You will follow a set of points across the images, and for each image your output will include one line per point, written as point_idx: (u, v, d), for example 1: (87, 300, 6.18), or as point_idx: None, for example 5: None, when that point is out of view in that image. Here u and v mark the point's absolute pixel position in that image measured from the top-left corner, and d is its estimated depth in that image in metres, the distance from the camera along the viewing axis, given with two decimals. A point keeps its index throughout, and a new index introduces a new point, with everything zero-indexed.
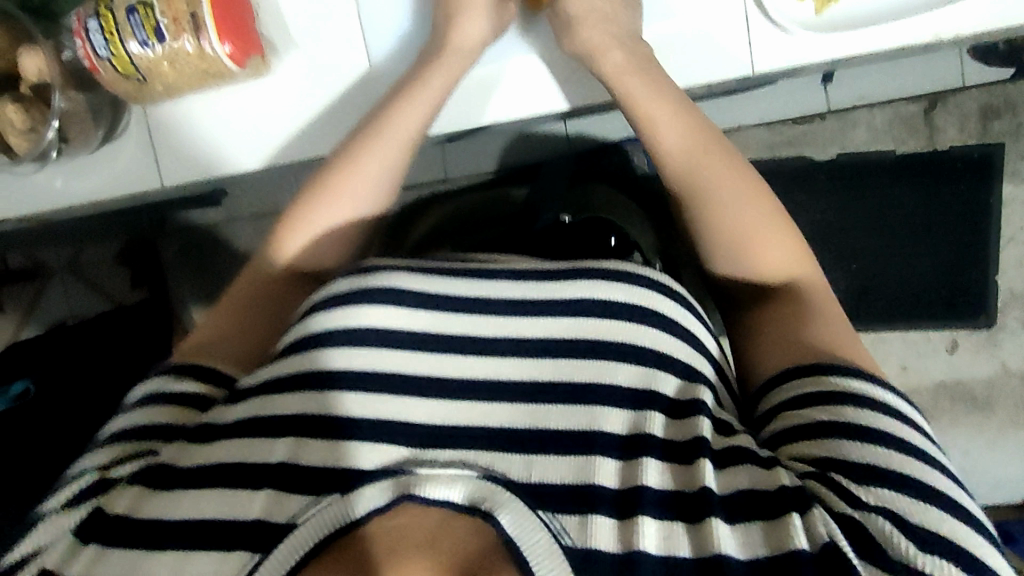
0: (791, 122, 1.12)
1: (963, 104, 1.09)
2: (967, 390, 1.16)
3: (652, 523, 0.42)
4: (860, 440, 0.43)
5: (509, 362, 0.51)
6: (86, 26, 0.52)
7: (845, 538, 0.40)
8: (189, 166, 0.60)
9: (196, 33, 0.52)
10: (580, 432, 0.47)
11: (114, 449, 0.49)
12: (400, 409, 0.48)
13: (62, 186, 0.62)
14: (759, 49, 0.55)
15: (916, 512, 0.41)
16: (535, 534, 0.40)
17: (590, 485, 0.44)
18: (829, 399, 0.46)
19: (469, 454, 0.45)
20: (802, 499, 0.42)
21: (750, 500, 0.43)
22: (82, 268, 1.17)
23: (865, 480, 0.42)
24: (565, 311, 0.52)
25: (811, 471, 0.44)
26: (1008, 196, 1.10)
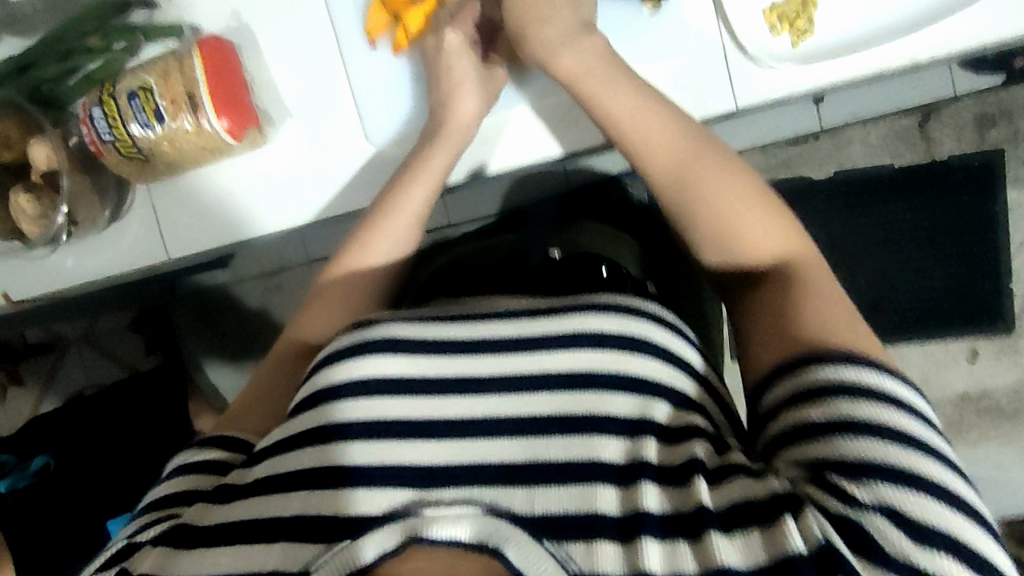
0: (786, 145, 1.13)
1: (959, 115, 1.09)
2: (993, 400, 1.13)
3: (654, 544, 0.41)
4: (849, 432, 0.41)
5: (508, 399, 0.49)
6: (91, 114, 0.55)
7: (838, 536, 0.39)
8: (193, 237, 0.62)
9: (194, 112, 0.54)
10: (577, 461, 0.46)
11: (146, 515, 0.51)
12: (403, 453, 0.47)
13: (72, 266, 0.64)
14: (742, 85, 0.55)
15: (911, 506, 0.39)
16: (543, 565, 0.40)
17: (593, 512, 0.43)
18: (817, 396, 0.43)
19: (470, 492, 0.45)
20: (794, 503, 0.40)
21: (747, 509, 0.41)
22: (99, 337, 1.19)
23: (860, 478, 0.40)
24: (549, 343, 0.51)
25: (804, 473, 0.42)
26: (1015, 202, 1.09)
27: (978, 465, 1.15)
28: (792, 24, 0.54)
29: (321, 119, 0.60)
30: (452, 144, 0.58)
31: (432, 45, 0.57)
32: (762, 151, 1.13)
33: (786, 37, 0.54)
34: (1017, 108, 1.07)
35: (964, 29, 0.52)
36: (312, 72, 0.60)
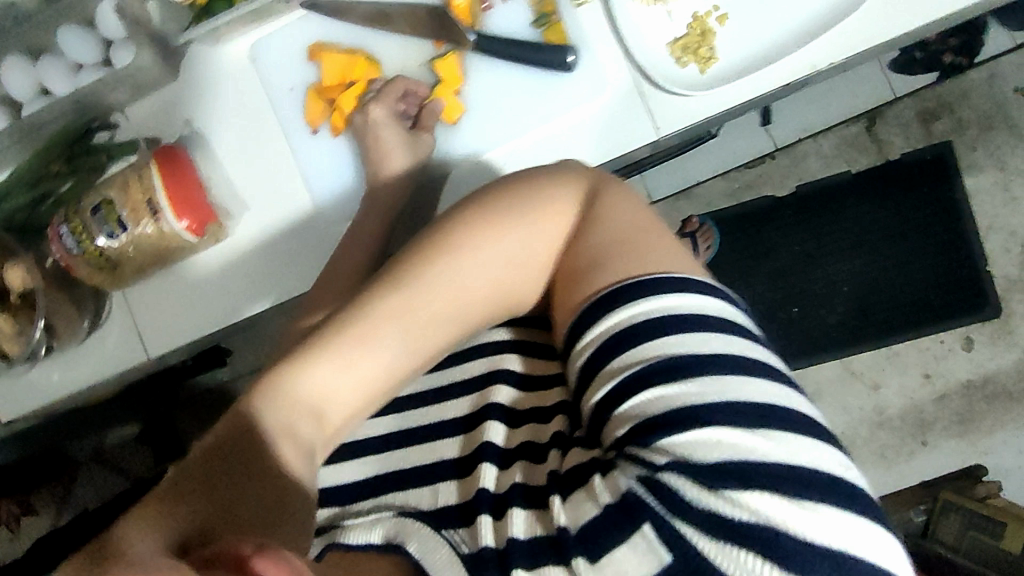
0: (743, 168, 1.17)
1: (902, 114, 1.13)
2: (997, 385, 1.12)
3: (521, 512, 0.39)
4: (643, 404, 0.38)
5: (437, 409, 0.51)
6: (59, 233, 0.58)
7: (645, 490, 0.36)
8: (169, 333, 0.64)
9: (154, 216, 0.57)
10: (473, 452, 0.45)
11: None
12: (339, 474, 0.50)
13: (58, 379, 0.66)
14: (659, 118, 0.58)
15: (714, 451, 0.36)
16: (437, 552, 0.38)
17: (476, 492, 0.42)
18: (591, 371, 0.41)
19: (393, 497, 0.46)
20: (607, 463, 0.38)
21: (589, 467, 0.40)
22: (108, 453, 1.16)
23: (660, 444, 0.37)
24: (462, 356, 0.52)
25: (612, 455, 0.39)
26: (973, 188, 1.13)
27: (998, 455, 1.12)
28: (696, 54, 0.58)
29: (268, 195, 0.63)
30: (386, 212, 0.60)
31: (360, 121, 0.61)
32: (723, 178, 1.17)
33: (693, 66, 0.58)
34: (956, 102, 1.13)
35: (853, 33, 0.56)
36: (262, 159, 0.64)
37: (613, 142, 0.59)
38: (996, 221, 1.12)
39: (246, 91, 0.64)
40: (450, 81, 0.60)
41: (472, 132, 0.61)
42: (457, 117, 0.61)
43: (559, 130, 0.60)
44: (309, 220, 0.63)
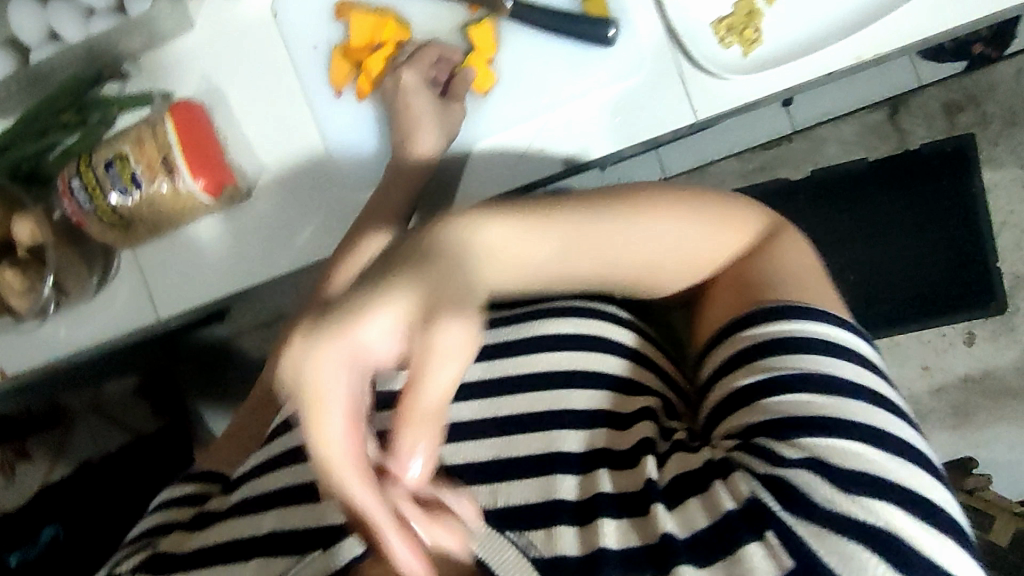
0: (760, 150, 1.16)
1: (927, 105, 1.13)
2: (996, 379, 1.13)
3: (607, 523, 0.44)
4: (786, 404, 0.43)
5: (485, 405, 0.52)
6: (71, 187, 0.58)
7: (763, 491, 0.41)
8: (178, 296, 0.63)
9: (169, 172, 0.56)
10: (543, 454, 0.48)
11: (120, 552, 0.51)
12: None
13: (66, 334, 0.65)
14: (698, 100, 0.56)
15: (841, 459, 0.41)
16: (505, 553, 0.42)
17: (554, 500, 0.45)
18: (740, 363, 0.46)
19: (444, 492, 0.47)
20: (725, 468, 0.43)
21: (689, 481, 0.45)
22: (109, 406, 1.15)
23: (791, 439, 0.42)
24: (516, 351, 0.54)
25: (737, 443, 0.45)
26: (990, 182, 1.13)
27: (991, 447, 1.14)
28: (741, 35, 0.56)
29: (290, 154, 0.62)
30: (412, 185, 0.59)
31: (389, 85, 0.58)
32: (738, 159, 1.16)
33: (737, 47, 0.56)
34: (985, 94, 1.12)
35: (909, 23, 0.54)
36: (283, 117, 0.62)
37: (649, 123, 0.57)
38: (1011, 216, 1.12)
39: (269, 50, 0.62)
40: (483, 50, 0.58)
41: (503, 104, 0.59)
42: (489, 87, 0.59)
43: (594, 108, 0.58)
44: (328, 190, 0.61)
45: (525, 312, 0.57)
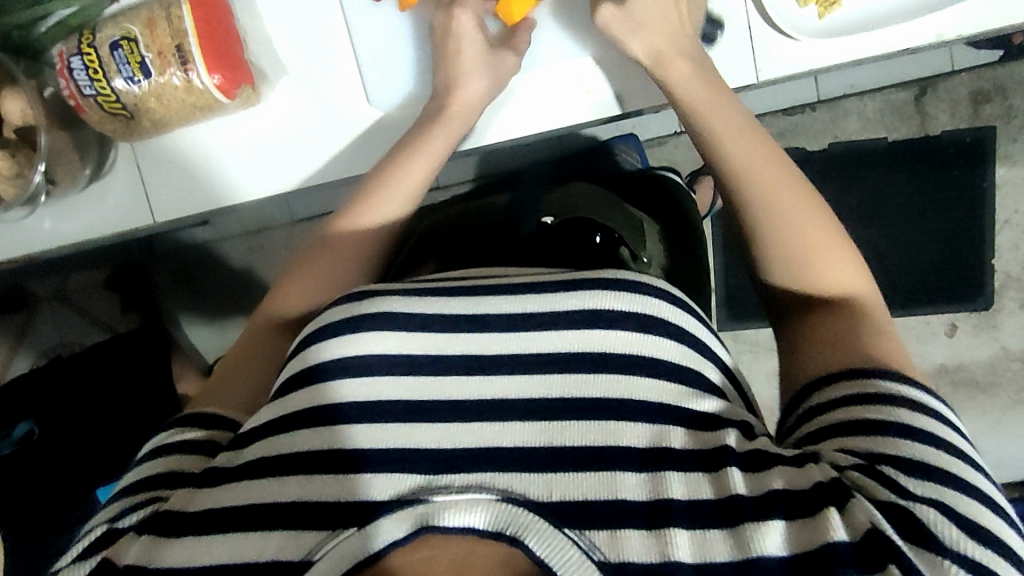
0: (782, 114, 1.11)
1: (953, 91, 1.09)
2: (968, 373, 1.16)
3: (682, 533, 0.41)
4: (910, 447, 0.42)
5: (525, 381, 0.49)
6: (70, 65, 0.54)
7: (886, 523, 0.40)
8: (182, 199, 0.64)
9: (183, 66, 0.54)
10: (598, 449, 0.45)
11: (122, 500, 0.49)
12: (409, 435, 0.47)
13: (51, 228, 0.65)
14: (765, 57, 0.59)
15: (964, 507, 0.40)
16: (567, 553, 0.39)
17: (615, 501, 0.43)
18: (875, 400, 0.45)
19: (488, 476, 0.44)
20: (839, 494, 0.41)
21: (786, 499, 0.42)
22: (72, 294, 1.16)
23: (917, 476, 0.41)
24: (567, 325, 0.51)
25: (859, 464, 0.43)
26: (1001, 178, 1.10)
27: None
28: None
29: (323, 86, 0.62)
30: (458, 128, 0.61)
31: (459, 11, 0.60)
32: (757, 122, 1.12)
33: (813, 8, 0.58)
34: (1013, 85, 1.07)
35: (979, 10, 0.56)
36: (312, 48, 0.62)
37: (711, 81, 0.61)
38: (1015, 215, 1.11)
39: None
40: None
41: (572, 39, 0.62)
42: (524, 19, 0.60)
43: None
44: (362, 119, 0.63)
45: (568, 278, 0.53)
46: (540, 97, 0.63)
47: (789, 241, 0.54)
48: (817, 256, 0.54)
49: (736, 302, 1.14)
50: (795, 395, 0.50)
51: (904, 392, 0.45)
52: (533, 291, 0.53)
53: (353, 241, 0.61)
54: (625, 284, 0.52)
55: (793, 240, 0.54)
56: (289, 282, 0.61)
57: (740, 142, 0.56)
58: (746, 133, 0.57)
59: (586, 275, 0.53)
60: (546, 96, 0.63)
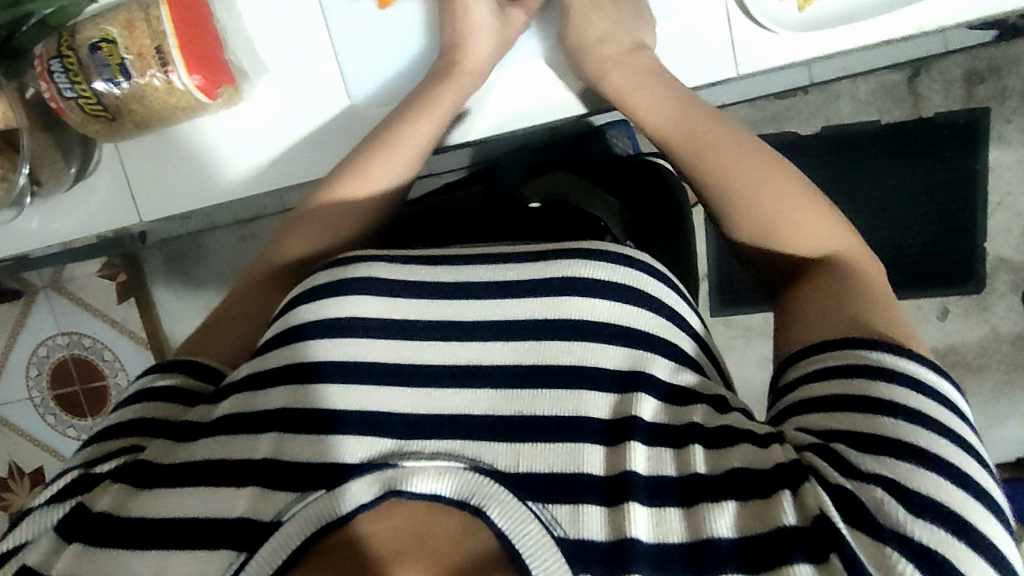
0: (774, 99, 1.11)
1: (949, 71, 1.08)
2: (959, 354, 1.16)
3: (642, 510, 0.43)
4: (873, 424, 0.42)
5: (489, 348, 0.52)
6: (50, 67, 0.56)
7: (835, 508, 0.40)
8: (160, 199, 0.65)
9: (164, 68, 0.55)
10: (564, 418, 0.48)
11: (102, 444, 0.50)
12: (378, 400, 0.49)
13: (38, 227, 0.67)
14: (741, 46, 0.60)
15: (927, 487, 0.39)
16: (528, 526, 0.42)
17: (578, 473, 0.45)
18: (846, 371, 0.45)
19: (457, 443, 0.47)
20: (794, 477, 0.42)
21: (746, 480, 0.43)
22: (65, 286, 1.31)
23: (872, 453, 0.41)
24: (547, 290, 0.53)
25: (814, 443, 0.43)
26: (994, 161, 1.10)
27: None
28: None
29: (297, 71, 0.63)
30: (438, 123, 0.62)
31: None
32: (750, 105, 1.11)
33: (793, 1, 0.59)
34: (1006, 65, 1.07)
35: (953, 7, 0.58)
36: (307, 48, 0.63)
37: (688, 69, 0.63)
38: (1008, 198, 1.10)
39: None
40: None
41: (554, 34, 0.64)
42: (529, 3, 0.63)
43: (670, 37, 0.63)
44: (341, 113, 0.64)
45: (553, 245, 0.55)
46: (519, 83, 0.65)
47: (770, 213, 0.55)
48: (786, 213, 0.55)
49: (726, 288, 1.14)
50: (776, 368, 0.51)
51: (856, 356, 0.45)
52: (516, 261, 0.55)
53: (341, 210, 0.61)
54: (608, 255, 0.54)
55: (777, 208, 0.55)
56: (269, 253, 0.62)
57: (703, 133, 0.58)
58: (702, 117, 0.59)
59: (566, 244, 0.55)
60: (529, 80, 0.64)
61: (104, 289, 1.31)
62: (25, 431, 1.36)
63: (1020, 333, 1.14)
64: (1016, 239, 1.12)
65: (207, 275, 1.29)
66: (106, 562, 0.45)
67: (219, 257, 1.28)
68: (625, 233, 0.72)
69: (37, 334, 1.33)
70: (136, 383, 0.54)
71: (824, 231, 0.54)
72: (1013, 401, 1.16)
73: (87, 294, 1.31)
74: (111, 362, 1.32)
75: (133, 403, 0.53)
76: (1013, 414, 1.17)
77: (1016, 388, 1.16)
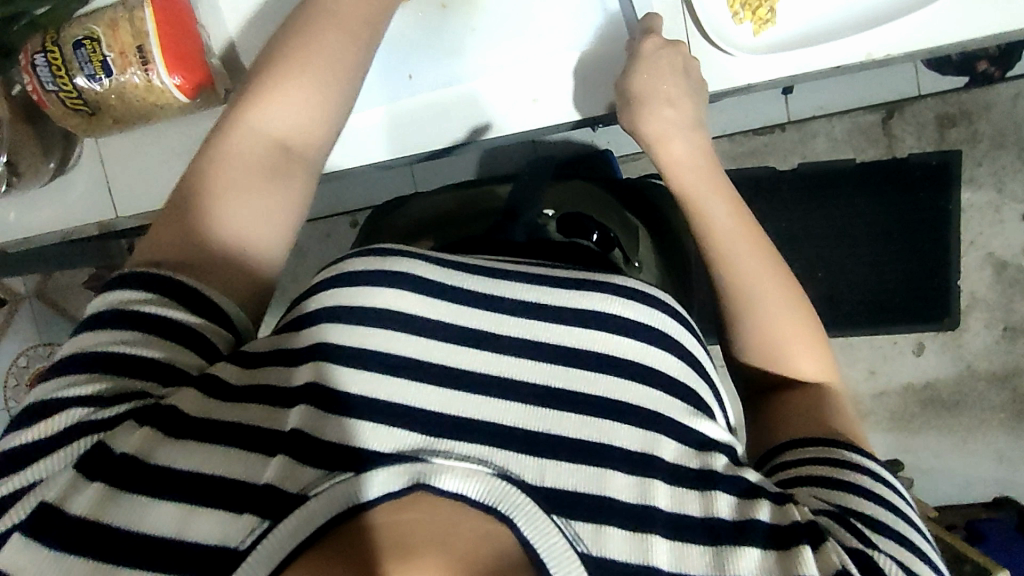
0: (753, 134, 1.14)
1: (920, 114, 1.11)
2: (934, 391, 1.17)
3: (661, 542, 0.44)
4: (874, 509, 0.47)
5: (523, 365, 0.50)
6: (34, 62, 0.59)
7: (852, 565, 0.43)
8: (138, 199, 0.67)
9: (144, 66, 0.59)
10: (592, 443, 0.47)
11: (107, 378, 0.46)
12: (415, 396, 0.47)
13: (16, 218, 0.69)
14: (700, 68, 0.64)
15: (916, 567, 0.45)
16: (552, 538, 0.41)
17: (601, 496, 0.45)
18: (843, 463, 0.50)
19: (480, 448, 0.45)
20: (815, 534, 0.44)
21: (770, 530, 0.45)
22: (51, 294, 1.32)
23: (876, 528, 0.46)
24: (579, 323, 0.52)
25: (827, 509, 0.47)
26: (967, 202, 1.13)
27: (915, 454, 1.18)
28: (754, 14, 0.62)
29: None
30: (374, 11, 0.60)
31: None
32: (729, 140, 1.14)
33: (749, 25, 0.63)
34: (976, 110, 1.10)
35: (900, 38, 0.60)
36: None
37: None
38: (980, 238, 1.13)
39: None
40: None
41: None
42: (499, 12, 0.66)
43: None
44: None
45: (584, 276, 0.55)
46: (496, 91, 0.66)
47: (763, 335, 0.59)
48: (784, 331, 0.59)
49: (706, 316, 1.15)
50: (766, 451, 0.56)
51: (847, 458, 0.51)
52: (550, 283, 0.54)
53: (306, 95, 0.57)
54: (627, 292, 0.54)
55: (773, 330, 0.59)
56: (208, 167, 0.55)
57: (724, 211, 0.63)
58: (736, 220, 0.62)
59: (598, 278, 0.55)
60: (508, 83, 0.66)
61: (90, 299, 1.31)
62: None
63: (995, 372, 1.15)
64: (988, 278, 1.14)
65: None
66: (128, 509, 0.42)
67: None
68: (632, 244, 0.78)
69: (18, 342, 1.33)
70: (124, 301, 0.49)
71: (811, 358, 0.59)
72: (989, 440, 1.16)
73: (72, 304, 1.31)
74: None
75: (134, 332, 0.48)
76: (989, 454, 1.17)
77: (991, 428, 1.16)
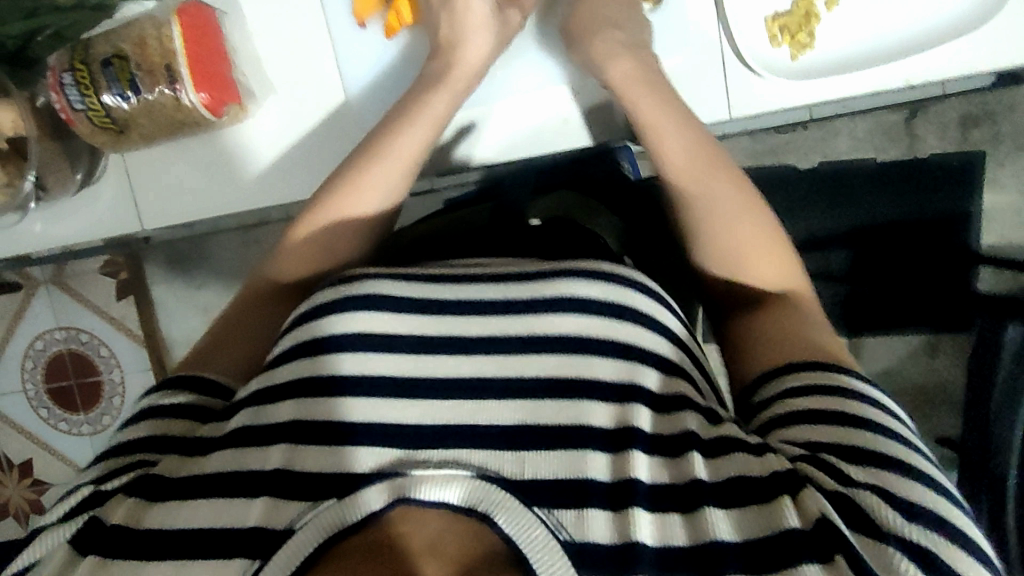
0: (773, 133, 1.12)
1: (943, 114, 1.10)
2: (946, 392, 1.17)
3: (643, 516, 0.43)
4: (859, 436, 0.44)
5: (495, 362, 0.50)
6: (62, 81, 0.59)
7: (836, 515, 0.41)
8: (165, 210, 0.68)
9: (172, 84, 0.59)
10: (565, 427, 0.47)
11: (113, 461, 0.50)
12: (391, 411, 0.48)
13: (42, 230, 0.70)
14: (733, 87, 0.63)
15: (912, 491, 0.42)
16: (533, 532, 0.41)
17: (582, 479, 0.45)
18: (825, 387, 0.48)
19: (463, 452, 0.45)
20: (792, 482, 0.42)
21: (740, 486, 0.44)
22: (65, 278, 1.31)
23: (863, 462, 0.43)
24: (541, 308, 0.53)
25: (802, 453, 0.45)
26: (988, 204, 1.11)
27: None
28: (793, 38, 0.61)
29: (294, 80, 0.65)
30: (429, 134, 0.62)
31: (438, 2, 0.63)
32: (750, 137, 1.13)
33: (786, 49, 0.62)
34: (1001, 112, 1.09)
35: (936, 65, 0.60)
36: (309, 77, 0.65)
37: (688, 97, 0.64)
38: (999, 241, 1.12)
39: None
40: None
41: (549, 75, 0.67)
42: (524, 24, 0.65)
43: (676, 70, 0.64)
44: (335, 109, 0.66)
45: (547, 265, 0.56)
46: (518, 107, 0.66)
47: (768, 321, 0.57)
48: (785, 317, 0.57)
49: None
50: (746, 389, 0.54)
51: (830, 379, 0.48)
52: (515, 280, 0.55)
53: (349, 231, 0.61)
54: (596, 272, 0.54)
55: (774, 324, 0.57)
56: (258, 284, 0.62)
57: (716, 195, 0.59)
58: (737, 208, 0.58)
59: (564, 265, 0.55)
60: (523, 106, 0.66)
61: (105, 287, 1.31)
62: (17, 421, 1.37)
63: None
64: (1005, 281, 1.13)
65: (208, 278, 1.31)
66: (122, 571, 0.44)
67: (220, 261, 1.29)
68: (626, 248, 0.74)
69: (36, 328, 1.34)
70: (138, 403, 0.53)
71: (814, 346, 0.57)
72: None
73: (87, 290, 1.31)
74: (107, 358, 1.34)
75: (139, 423, 0.52)
76: None
77: None
